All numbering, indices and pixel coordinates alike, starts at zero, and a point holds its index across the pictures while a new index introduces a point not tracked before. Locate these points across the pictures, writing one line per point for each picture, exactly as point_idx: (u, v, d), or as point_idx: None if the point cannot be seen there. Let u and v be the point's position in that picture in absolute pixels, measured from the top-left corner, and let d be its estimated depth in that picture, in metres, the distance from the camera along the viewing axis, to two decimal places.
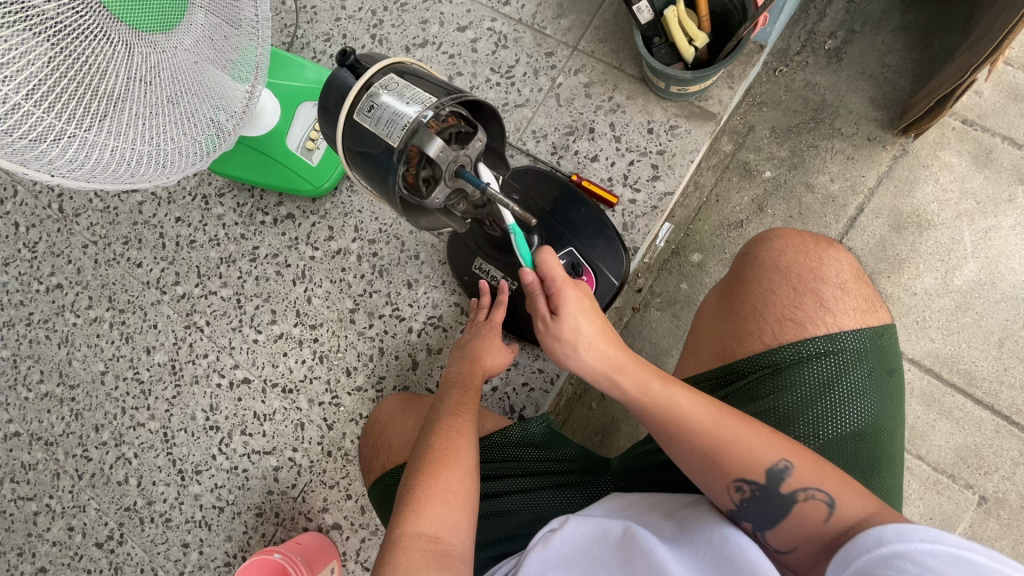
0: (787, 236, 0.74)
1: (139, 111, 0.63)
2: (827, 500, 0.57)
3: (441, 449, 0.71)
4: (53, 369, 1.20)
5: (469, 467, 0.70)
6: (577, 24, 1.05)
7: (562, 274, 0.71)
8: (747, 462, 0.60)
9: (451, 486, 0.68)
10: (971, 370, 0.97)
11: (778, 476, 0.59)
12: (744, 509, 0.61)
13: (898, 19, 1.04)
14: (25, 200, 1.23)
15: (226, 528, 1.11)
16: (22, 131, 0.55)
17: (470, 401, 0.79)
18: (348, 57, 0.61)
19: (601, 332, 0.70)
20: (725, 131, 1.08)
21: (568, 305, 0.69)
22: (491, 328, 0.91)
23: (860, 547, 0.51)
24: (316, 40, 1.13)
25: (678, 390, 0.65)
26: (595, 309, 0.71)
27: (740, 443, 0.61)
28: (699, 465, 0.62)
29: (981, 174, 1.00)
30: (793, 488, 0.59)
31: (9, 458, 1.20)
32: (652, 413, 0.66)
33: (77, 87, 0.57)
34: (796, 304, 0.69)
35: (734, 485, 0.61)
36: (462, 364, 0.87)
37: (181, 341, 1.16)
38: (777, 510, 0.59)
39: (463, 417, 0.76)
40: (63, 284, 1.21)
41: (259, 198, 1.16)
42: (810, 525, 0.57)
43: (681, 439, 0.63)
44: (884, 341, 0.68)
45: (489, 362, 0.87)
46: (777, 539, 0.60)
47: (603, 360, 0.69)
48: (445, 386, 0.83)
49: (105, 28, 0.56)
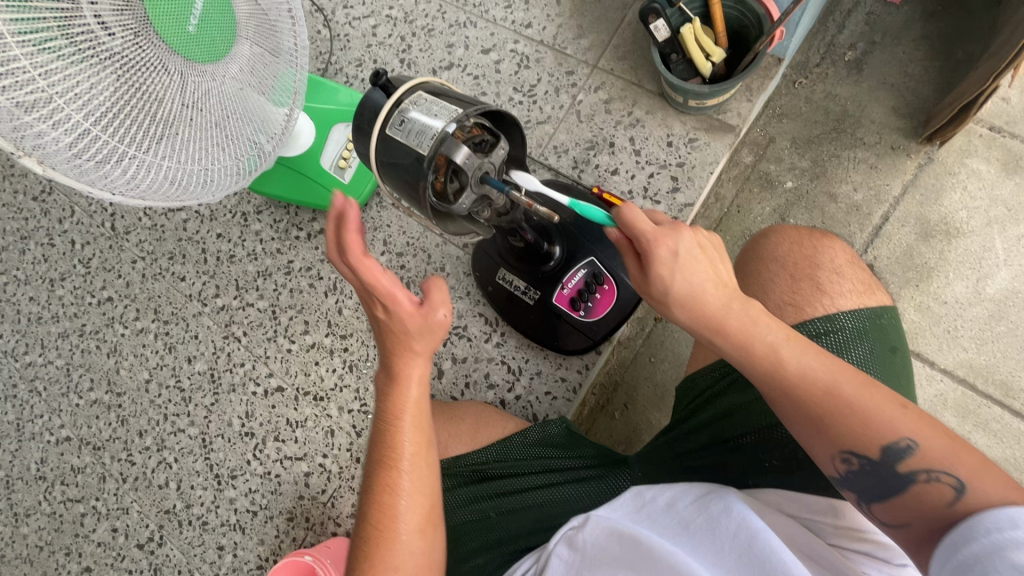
0: (784, 231, 0.75)
1: (190, 134, 0.70)
2: (953, 484, 0.48)
3: (374, 529, 0.62)
4: (102, 378, 1.27)
5: (410, 535, 0.62)
6: (597, 44, 1.09)
7: (651, 228, 0.59)
8: (862, 433, 0.51)
9: (396, 566, 0.60)
10: (1008, 380, 0.95)
11: (896, 453, 0.51)
12: (849, 476, 0.53)
13: (920, 28, 1.04)
14: (82, 219, 1.33)
15: (258, 531, 1.15)
16: (89, 154, 0.61)
17: (411, 436, 0.63)
18: (381, 78, 0.65)
19: (704, 286, 0.58)
20: (745, 143, 1.09)
21: (664, 262, 0.58)
22: (396, 324, 0.61)
23: (986, 524, 0.45)
24: (349, 65, 1.20)
25: (786, 349, 0.55)
26: (700, 261, 0.58)
27: (857, 411, 0.52)
28: (803, 429, 0.55)
29: (1011, 181, 0.99)
30: (913, 467, 0.50)
31: (61, 462, 1.27)
32: (751, 373, 0.57)
33: (139, 115, 0.63)
34: (793, 289, 0.70)
35: (840, 454, 0.53)
36: (383, 382, 0.64)
37: (220, 350, 1.22)
38: (889, 486, 0.51)
39: (394, 480, 0.62)
40: (113, 297, 1.29)
41: (294, 214, 1.23)
42: (927, 507, 0.49)
43: (784, 401, 0.55)
44: (885, 320, 0.66)
45: (416, 371, 0.63)
46: (884, 512, 0.53)
47: (701, 315, 0.58)
48: (376, 420, 0.65)
49: (162, 60, 0.62)
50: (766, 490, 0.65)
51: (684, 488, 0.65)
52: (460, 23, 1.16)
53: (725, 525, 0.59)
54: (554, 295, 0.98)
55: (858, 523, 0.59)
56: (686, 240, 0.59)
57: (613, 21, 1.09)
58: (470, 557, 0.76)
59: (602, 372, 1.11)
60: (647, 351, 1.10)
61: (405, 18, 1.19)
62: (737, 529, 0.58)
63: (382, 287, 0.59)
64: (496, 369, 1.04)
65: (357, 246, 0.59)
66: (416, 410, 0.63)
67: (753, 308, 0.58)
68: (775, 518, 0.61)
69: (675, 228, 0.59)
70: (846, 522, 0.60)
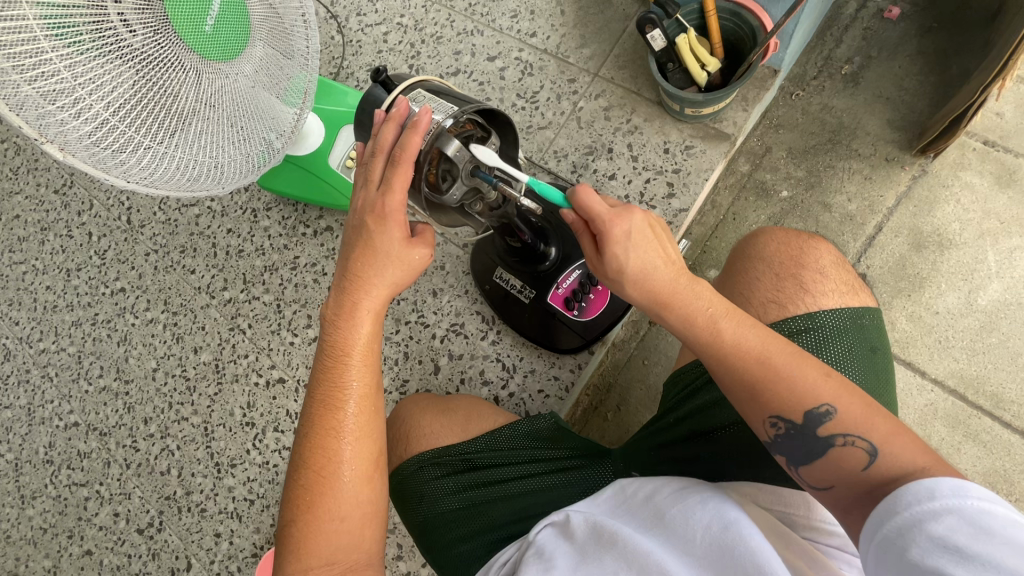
0: (772, 233, 0.77)
1: (203, 128, 0.74)
2: (867, 448, 0.52)
3: (314, 474, 0.61)
4: (112, 365, 1.31)
5: (352, 481, 0.62)
6: (599, 53, 1.12)
7: (606, 209, 0.60)
8: (789, 401, 0.55)
9: (338, 512, 0.61)
10: (998, 392, 0.95)
11: (818, 419, 0.54)
12: (779, 443, 0.57)
13: (915, 44, 1.06)
14: (99, 212, 1.38)
15: (255, 520, 1.18)
16: (108, 142, 0.65)
17: (358, 382, 0.63)
18: (381, 74, 0.69)
19: (653, 265, 0.61)
20: (742, 152, 1.11)
21: (619, 240, 0.60)
22: (383, 244, 0.60)
23: (908, 498, 0.46)
24: (359, 69, 1.24)
25: (729, 325, 0.59)
26: (651, 240, 0.61)
27: (787, 380, 0.55)
28: (739, 398, 0.58)
29: (1004, 194, 1.00)
30: (832, 432, 0.54)
31: (67, 446, 1.31)
32: (695, 347, 0.60)
33: (156, 107, 0.67)
34: (778, 288, 0.72)
35: (769, 422, 0.57)
36: (332, 315, 0.63)
37: (226, 341, 1.26)
38: (813, 451, 0.55)
39: (339, 423, 0.62)
40: (125, 288, 1.34)
41: (302, 212, 1.27)
42: (845, 470, 0.53)
43: (725, 374, 0.58)
44: (865, 321, 0.68)
45: (371, 306, 0.62)
46: (812, 475, 0.56)
47: (652, 293, 0.61)
48: (320, 358, 0.64)
49: (179, 57, 0.66)
50: (742, 481, 0.67)
51: (664, 482, 0.66)
52: (468, 31, 1.20)
53: (701, 513, 0.59)
54: (549, 295, 1.00)
55: (827, 516, 0.62)
56: (638, 220, 0.61)
57: (615, 31, 1.13)
58: (457, 543, 0.77)
59: (596, 374, 1.13)
60: (639, 354, 1.12)
61: (415, 26, 1.23)
62: (711, 518, 0.58)
63: (400, 203, 0.59)
64: (491, 367, 1.06)
65: (413, 153, 0.57)
66: (366, 348, 0.63)
67: (696, 284, 0.61)
68: (751, 507, 0.62)
69: (628, 207, 0.62)
70: (815, 514, 0.63)
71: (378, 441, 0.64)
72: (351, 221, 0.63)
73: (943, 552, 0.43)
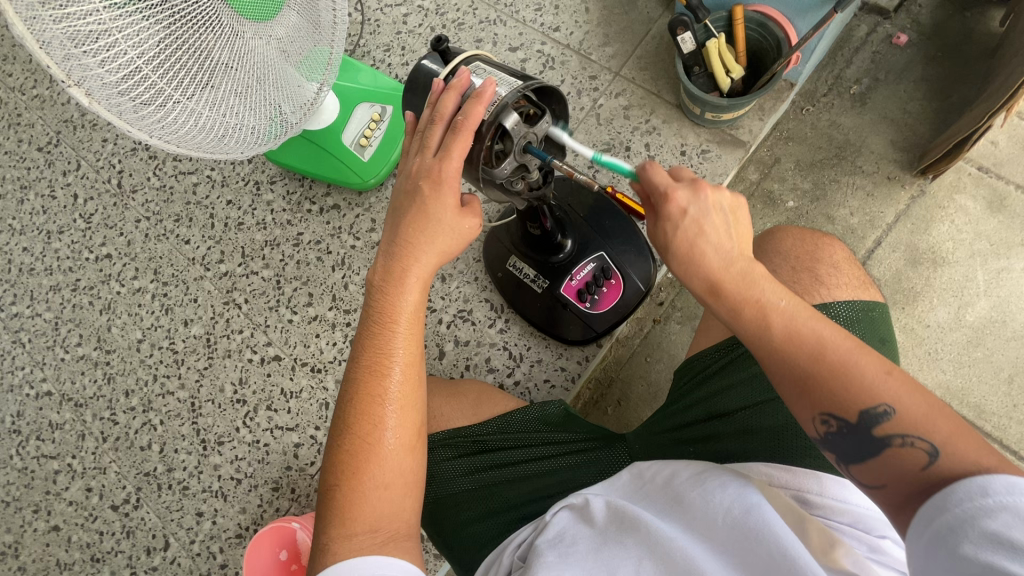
0: (788, 231, 0.80)
1: (229, 87, 0.72)
2: (926, 449, 0.49)
3: (358, 439, 0.60)
4: (92, 334, 1.26)
5: (395, 448, 0.61)
6: (621, 53, 1.14)
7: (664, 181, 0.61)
8: (843, 397, 0.53)
9: (381, 478, 0.59)
10: (981, 404, 1.01)
11: (874, 418, 0.52)
12: (831, 439, 0.55)
13: (920, 71, 1.11)
14: (87, 173, 1.32)
15: (241, 499, 1.15)
16: (136, 93, 0.62)
17: (402, 347, 0.62)
18: (442, 44, 0.68)
19: (707, 240, 0.60)
20: (752, 160, 1.14)
21: (671, 215, 0.60)
22: (436, 211, 0.60)
23: (959, 494, 0.46)
24: (377, 49, 1.23)
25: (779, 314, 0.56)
26: (714, 216, 0.60)
27: (847, 379, 0.53)
28: (789, 390, 0.56)
29: (994, 218, 1.06)
30: (889, 433, 0.51)
31: (38, 416, 1.24)
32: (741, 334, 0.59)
33: (189, 61, 0.64)
34: (793, 279, 0.74)
35: (820, 417, 0.55)
36: (380, 280, 0.62)
37: (219, 315, 1.22)
38: (866, 449, 0.53)
39: (384, 389, 0.61)
40: (112, 254, 1.28)
41: (308, 188, 1.25)
42: (900, 469, 0.51)
43: (773, 362, 0.56)
44: (875, 314, 0.71)
45: (418, 273, 0.61)
46: (863, 472, 0.55)
47: (705, 270, 0.60)
48: (365, 323, 0.63)
49: (217, 11, 0.63)
50: (754, 464, 0.68)
51: (683, 464, 0.67)
52: (491, 20, 1.20)
53: (723, 495, 0.60)
54: (562, 285, 1.01)
55: (836, 495, 0.63)
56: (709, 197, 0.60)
57: (638, 33, 1.14)
58: (470, 524, 0.77)
59: (599, 368, 1.14)
60: (643, 350, 1.14)
61: (437, 10, 1.23)
62: (735, 500, 0.59)
63: (456, 171, 0.59)
64: (497, 355, 1.07)
65: (475, 122, 0.58)
66: (412, 313, 0.62)
67: (752, 268, 0.59)
68: (770, 492, 0.63)
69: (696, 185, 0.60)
70: (830, 496, 0.64)
71: (421, 408, 0.64)
72: (404, 187, 0.62)
73: (995, 548, 0.43)
